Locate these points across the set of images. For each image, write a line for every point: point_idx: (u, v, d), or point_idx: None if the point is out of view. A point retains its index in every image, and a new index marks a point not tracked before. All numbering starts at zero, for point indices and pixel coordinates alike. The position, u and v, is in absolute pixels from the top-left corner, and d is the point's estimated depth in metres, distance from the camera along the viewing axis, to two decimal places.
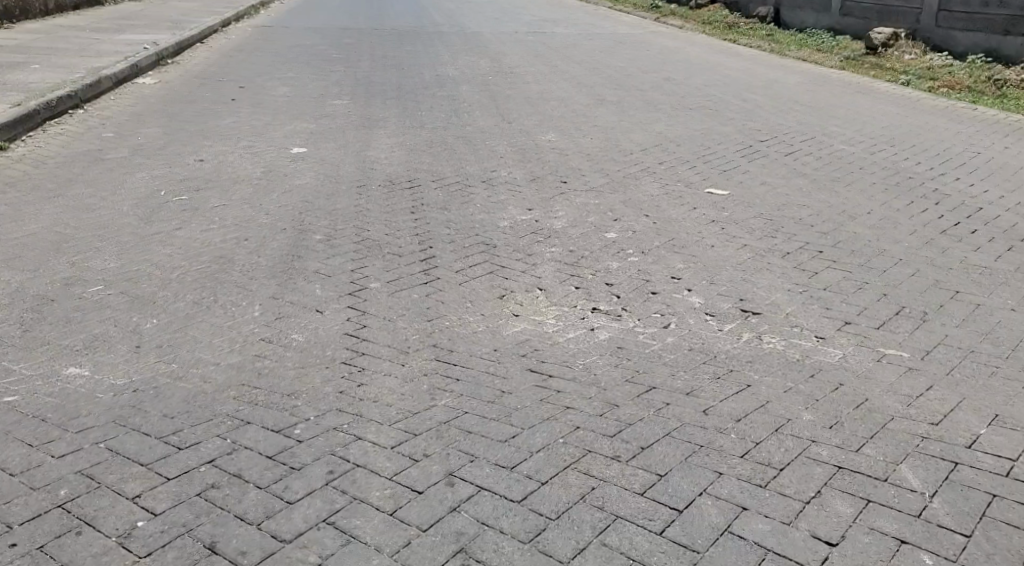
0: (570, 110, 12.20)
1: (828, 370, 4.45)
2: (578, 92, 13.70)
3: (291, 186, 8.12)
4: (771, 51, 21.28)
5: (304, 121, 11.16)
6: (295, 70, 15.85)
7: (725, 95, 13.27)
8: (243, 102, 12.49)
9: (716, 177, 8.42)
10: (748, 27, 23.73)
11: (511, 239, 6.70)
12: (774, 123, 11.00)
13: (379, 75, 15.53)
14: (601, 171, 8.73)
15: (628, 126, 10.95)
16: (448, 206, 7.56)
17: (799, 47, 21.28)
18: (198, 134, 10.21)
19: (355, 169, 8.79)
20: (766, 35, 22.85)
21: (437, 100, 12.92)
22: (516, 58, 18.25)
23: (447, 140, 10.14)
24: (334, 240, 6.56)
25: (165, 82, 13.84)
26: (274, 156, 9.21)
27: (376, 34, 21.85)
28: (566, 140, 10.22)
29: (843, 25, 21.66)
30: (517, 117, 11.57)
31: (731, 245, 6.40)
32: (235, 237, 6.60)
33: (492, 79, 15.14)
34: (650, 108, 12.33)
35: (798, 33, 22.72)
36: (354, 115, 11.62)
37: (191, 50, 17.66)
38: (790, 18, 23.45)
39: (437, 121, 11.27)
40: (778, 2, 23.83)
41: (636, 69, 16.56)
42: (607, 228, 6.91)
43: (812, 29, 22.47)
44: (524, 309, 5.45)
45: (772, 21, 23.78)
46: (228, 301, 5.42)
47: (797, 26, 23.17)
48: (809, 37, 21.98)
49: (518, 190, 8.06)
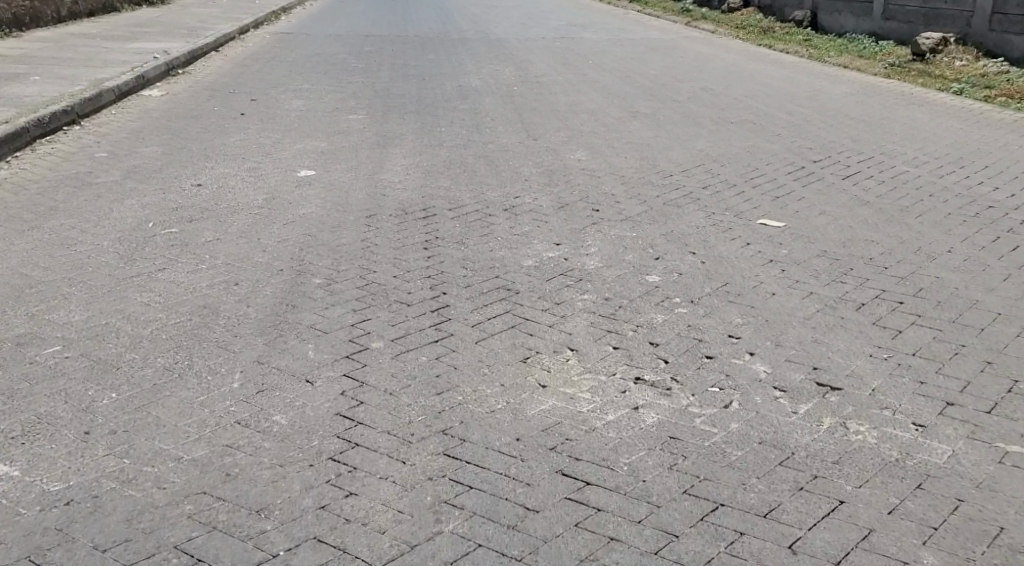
0: (601, 123, 11.34)
1: (941, 482, 3.58)
2: (609, 104, 12.83)
3: (291, 215, 7.31)
4: (809, 56, 20.31)
5: (315, 139, 10.36)
6: (310, 81, 15.09)
7: (767, 107, 12.36)
8: (252, 116, 11.72)
9: (766, 204, 7.54)
10: (785, 31, 22.76)
11: (536, 282, 5.84)
12: (825, 139, 10.10)
13: (398, 87, 14.73)
14: (639, 196, 7.86)
15: (665, 143, 10.08)
16: (466, 240, 6.73)
17: (839, 53, 20.30)
18: (200, 154, 9.43)
19: (366, 197, 7.98)
20: (803, 40, 21.87)
21: (459, 114, 12.10)
22: (544, 66, 17.41)
23: (468, 163, 9.33)
24: (334, 284, 5.73)
25: (173, 94, 13.12)
26: (278, 181, 8.41)
27: (398, 41, 21.08)
28: (597, 159, 9.37)
29: (886, 30, 20.65)
30: (544, 133, 10.73)
31: (793, 293, 5.52)
32: (223, 280, 5.76)
33: (517, 90, 14.29)
34: (688, 121, 11.45)
35: (838, 37, 21.74)
36: (369, 133, 10.83)
37: (205, 59, 16.96)
38: (829, 22, 22.47)
39: (458, 138, 10.46)
40: (816, 6, 22.85)
41: (670, 77, 15.67)
42: (647, 269, 6.04)
43: (853, 34, 21.47)
44: (552, 377, 4.58)
45: (809, 26, 22.81)
46: (206, 365, 4.57)
47: (837, 30, 22.18)
48: (850, 42, 21.00)
49: (545, 220, 7.21)
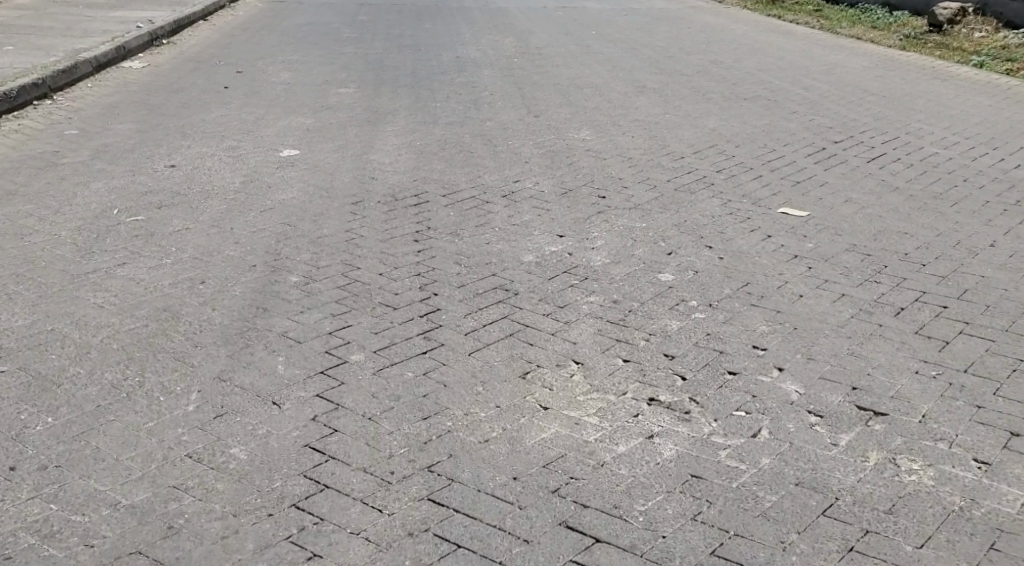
0: (606, 99, 10.77)
1: (1014, 540, 3.05)
2: (613, 78, 12.23)
3: (269, 203, 6.74)
4: (819, 27, 19.73)
5: (302, 116, 9.77)
6: (301, 52, 14.49)
7: (781, 84, 11.79)
8: (237, 91, 11.14)
9: (786, 192, 6.98)
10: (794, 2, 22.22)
11: (536, 285, 5.30)
12: (844, 118, 9.56)
13: (393, 59, 14.11)
14: (649, 181, 7.30)
15: (674, 122, 9.51)
16: (460, 232, 6.30)
17: (851, 23, 19.76)
18: (178, 132, 8.84)
19: (353, 182, 7.41)
20: (813, 10, 21.31)
21: (456, 89, 11.53)
22: (546, 37, 16.81)
23: (465, 143, 8.75)
24: (311, 284, 5.18)
25: (155, 66, 12.52)
26: (259, 164, 7.83)
27: (394, 10, 20.41)
28: (602, 139, 8.80)
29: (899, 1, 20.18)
30: (547, 110, 10.16)
31: (822, 296, 4.97)
32: (189, 277, 5.20)
33: (517, 63, 13.68)
34: (697, 97, 10.89)
35: (849, 7, 21.20)
36: (362, 108, 10.25)
37: (192, 28, 16.31)
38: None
39: (454, 115, 9.87)
40: None
41: (677, 49, 15.09)
42: (659, 267, 5.49)
43: (865, 5, 20.87)
44: (554, 397, 4.02)
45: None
46: (160, 382, 4.01)
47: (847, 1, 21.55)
48: (861, 14, 20.38)
49: (548, 214, 6.67)
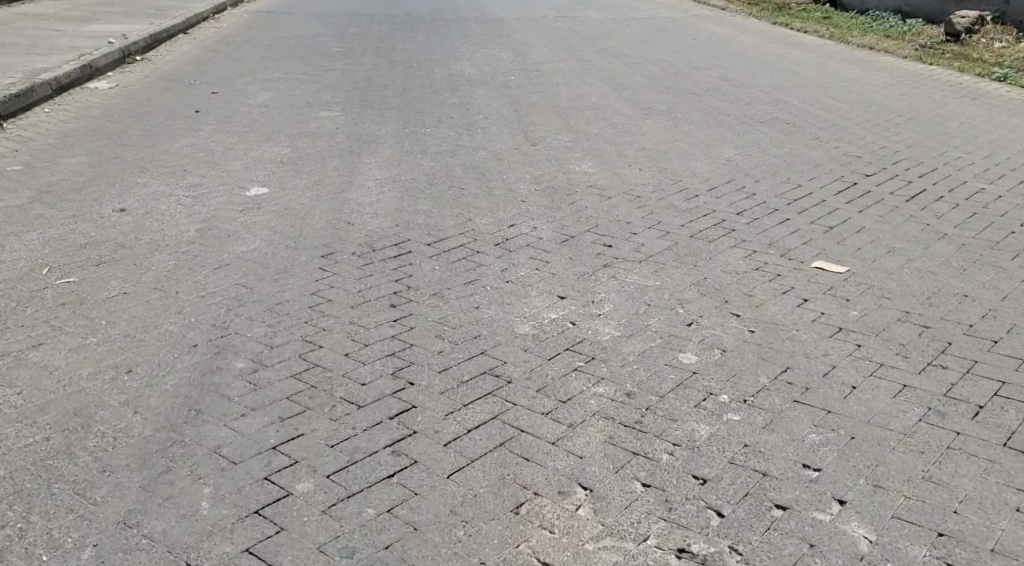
0: (609, 126, 9.98)
1: None
2: (616, 100, 11.44)
3: (224, 258, 5.87)
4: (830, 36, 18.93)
5: (276, 145, 8.95)
6: (284, 69, 13.71)
7: (798, 104, 10.99)
8: (209, 114, 10.34)
9: (818, 242, 6.12)
10: (802, 9, 21.45)
11: (533, 366, 4.40)
12: (872, 147, 8.75)
13: (382, 75, 13.32)
14: (661, 229, 6.45)
15: (684, 154, 8.69)
16: (446, 293, 5.44)
17: (862, 32, 18.97)
18: (134, 167, 8.01)
19: (325, 228, 6.54)
20: (822, 18, 20.52)
21: (446, 113, 10.73)
22: (544, 50, 16.04)
23: (455, 179, 7.93)
24: (260, 372, 4.29)
25: (123, 86, 11.75)
26: (220, 207, 6.97)
27: (387, 20, 19.64)
28: (605, 176, 7.98)
29: (912, 9, 19.39)
30: (546, 139, 9.35)
31: (879, 389, 4.09)
32: (113, 365, 4.32)
33: (513, 81, 12.89)
34: (708, 122, 10.09)
35: (859, 15, 20.41)
36: (343, 135, 9.43)
37: (170, 43, 15.54)
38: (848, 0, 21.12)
39: (445, 145, 9.06)
40: None
41: (683, 64, 14.30)
42: (680, 344, 4.60)
43: (877, 12, 20.08)
44: (554, 546, 3.15)
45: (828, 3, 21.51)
46: (50, 531, 3.15)
47: (855, 7, 20.85)
48: (873, 21, 19.63)
49: (546, 271, 5.80)
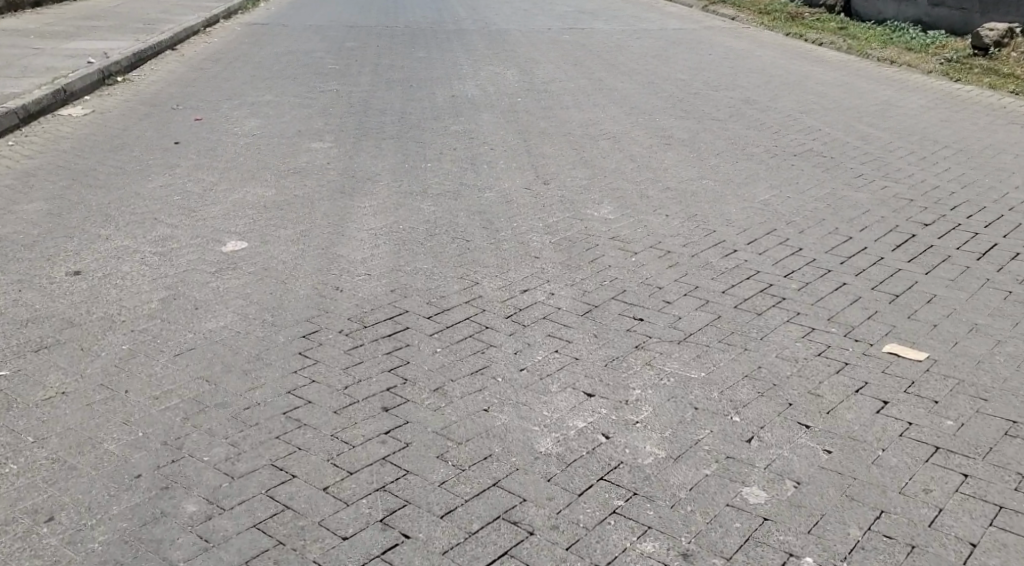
0: (628, 159, 9.14)
1: None
2: (632, 128, 10.58)
3: (187, 340, 4.98)
4: (848, 48, 18.09)
5: (260, 186, 8.10)
6: (276, 89, 12.87)
7: (830, 133, 10.13)
8: (190, 145, 9.50)
9: (885, 317, 5.25)
10: (816, 19, 20.59)
11: (559, 509, 3.52)
12: (922, 186, 7.90)
13: (380, 97, 12.45)
14: (699, 298, 5.57)
15: (713, 194, 7.83)
16: (450, 388, 4.53)
17: (882, 44, 18.10)
18: (99, 215, 7.16)
19: (308, 295, 5.64)
20: (839, 28, 19.65)
21: (450, 145, 9.89)
22: (552, 67, 15.16)
23: (460, 228, 7.07)
24: (215, 520, 3.47)
25: (99, 112, 10.93)
26: (189, 268, 6.10)
27: (386, 33, 18.77)
28: (628, 223, 7.12)
29: (934, 18, 18.49)
30: (560, 177, 8.51)
31: (1008, 549, 3.30)
32: (31, 511, 3.53)
33: (520, 106, 12.03)
34: (735, 153, 9.25)
35: (878, 25, 19.55)
36: (337, 174, 8.59)
37: (156, 60, 14.70)
38: (864, 10, 20.26)
39: (448, 188, 8.23)
40: None
41: (700, 84, 13.45)
42: (741, 474, 3.70)
43: (896, 23, 19.21)
44: None
45: (843, 13, 20.64)
46: None
47: (874, 17, 19.94)
48: (893, 33, 18.74)
49: (567, 357, 4.89)
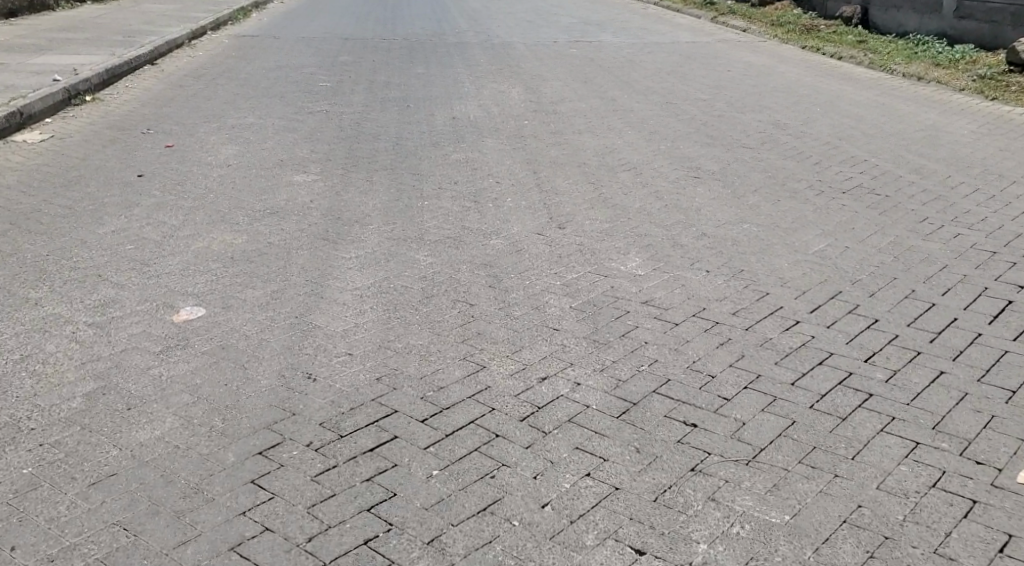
0: (653, 196, 8.05)
1: None
2: (654, 158, 9.49)
3: (108, 463, 3.87)
4: (870, 63, 17.03)
5: (230, 229, 7.00)
6: (260, 110, 11.78)
7: (878, 164, 9.02)
8: (156, 177, 8.42)
9: (1007, 426, 4.11)
10: (832, 31, 19.55)
11: None
12: (1000, 233, 6.80)
13: (373, 119, 11.33)
14: (763, 394, 4.44)
15: (757, 242, 6.73)
16: (454, 541, 3.47)
17: (906, 58, 17.02)
18: (33, 270, 6.07)
19: (271, 390, 4.49)
20: (857, 41, 18.59)
21: (450, 177, 8.79)
22: (559, 85, 14.04)
23: (462, 287, 5.94)
24: None
25: (59, 137, 9.85)
26: (128, 346, 4.96)
27: (383, 46, 17.66)
28: (662, 281, 5.99)
29: (959, 31, 17.40)
30: (577, 220, 7.41)
31: None
32: None
33: (527, 130, 10.93)
34: (774, 190, 8.16)
35: (899, 38, 18.48)
36: (321, 215, 7.49)
37: (133, 77, 13.63)
38: (884, 21, 19.20)
39: (449, 232, 7.13)
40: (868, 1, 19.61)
41: (721, 104, 12.38)
42: None
43: (918, 35, 18.13)
44: None
45: (860, 24, 19.58)
46: None
47: (895, 30, 18.83)
48: (917, 47, 17.63)
49: (604, 485, 3.74)
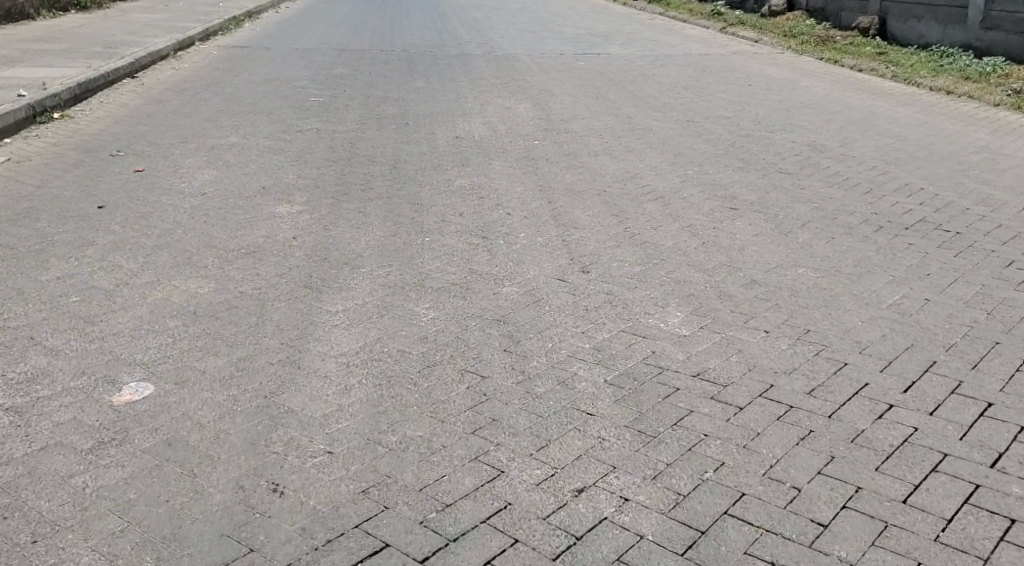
0: (686, 231, 7.03)
1: None
2: (682, 184, 8.48)
3: None
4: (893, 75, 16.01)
5: (197, 275, 5.96)
6: (244, 128, 10.76)
7: (937, 194, 8.00)
8: (119, 208, 7.39)
9: None
10: (849, 41, 18.53)
11: None
12: None
13: (368, 139, 10.30)
14: (868, 518, 3.47)
15: (819, 292, 5.70)
16: None
17: (931, 71, 16.01)
18: None
19: (224, 510, 3.52)
20: (876, 52, 17.58)
21: (454, 207, 7.76)
22: (569, 100, 13.02)
23: (470, 352, 4.90)
24: None
25: (17, 160, 8.85)
26: (48, 442, 3.93)
27: (380, 58, 16.62)
28: (713, 345, 4.94)
29: (986, 43, 16.36)
30: (603, 261, 6.37)
31: None
32: None
33: (537, 151, 9.92)
34: (824, 225, 7.14)
35: (920, 49, 17.46)
36: (305, 255, 6.45)
37: (110, 90, 12.62)
38: (903, 31, 18.16)
39: (455, 276, 6.10)
40: (885, 10, 18.58)
41: (745, 122, 11.37)
42: None
43: (941, 47, 17.11)
44: None
45: (878, 34, 18.56)
46: None
47: (916, 41, 17.78)
48: (941, 59, 16.60)
49: None
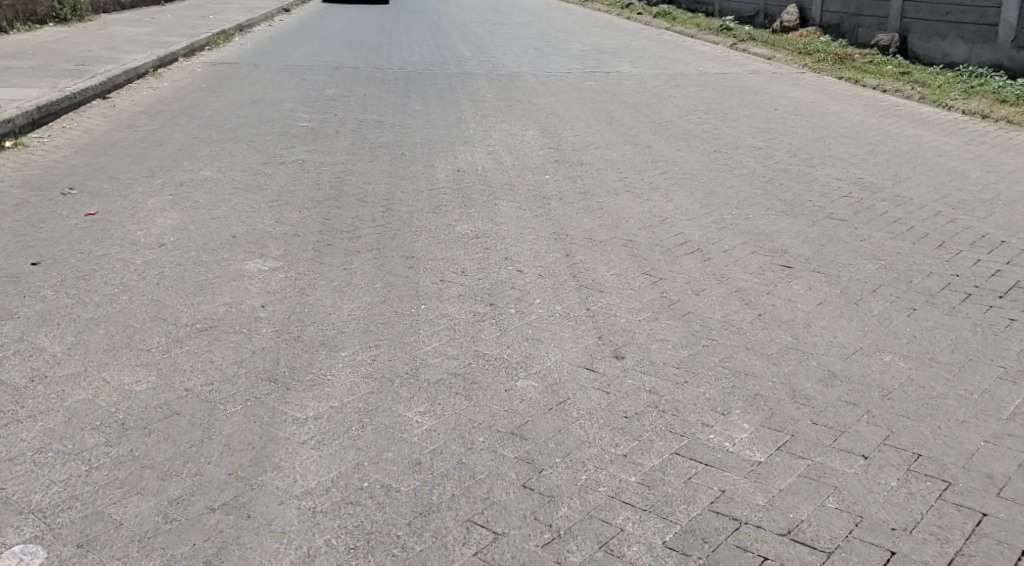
0: (737, 298, 5.83)
1: None
2: (721, 232, 7.30)
3: None
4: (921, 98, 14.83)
5: (134, 362, 4.77)
6: (219, 158, 9.61)
7: (1021, 249, 6.81)
8: (58, 264, 6.21)
9: None
10: (870, 60, 17.34)
11: None
12: None
13: (358, 173, 9.13)
14: None
15: (920, 393, 4.52)
16: None
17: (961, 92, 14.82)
18: None
19: None
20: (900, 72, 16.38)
21: (456, 262, 6.57)
22: (579, 126, 11.84)
23: (479, 489, 3.71)
24: None
25: None
26: None
27: (376, 77, 15.45)
28: (799, 480, 3.75)
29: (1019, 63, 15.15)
30: (640, 342, 5.16)
31: None
32: None
33: (548, 187, 8.75)
34: (900, 291, 5.95)
35: (946, 69, 16.28)
36: (273, 331, 5.24)
37: (76, 113, 11.47)
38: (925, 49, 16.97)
39: (458, 363, 4.88)
40: (907, 27, 17.40)
41: (777, 154, 10.20)
42: None
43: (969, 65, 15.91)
44: None
45: (900, 52, 17.36)
46: None
47: (941, 60, 16.59)
48: (971, 79, 15.40)
49: None
